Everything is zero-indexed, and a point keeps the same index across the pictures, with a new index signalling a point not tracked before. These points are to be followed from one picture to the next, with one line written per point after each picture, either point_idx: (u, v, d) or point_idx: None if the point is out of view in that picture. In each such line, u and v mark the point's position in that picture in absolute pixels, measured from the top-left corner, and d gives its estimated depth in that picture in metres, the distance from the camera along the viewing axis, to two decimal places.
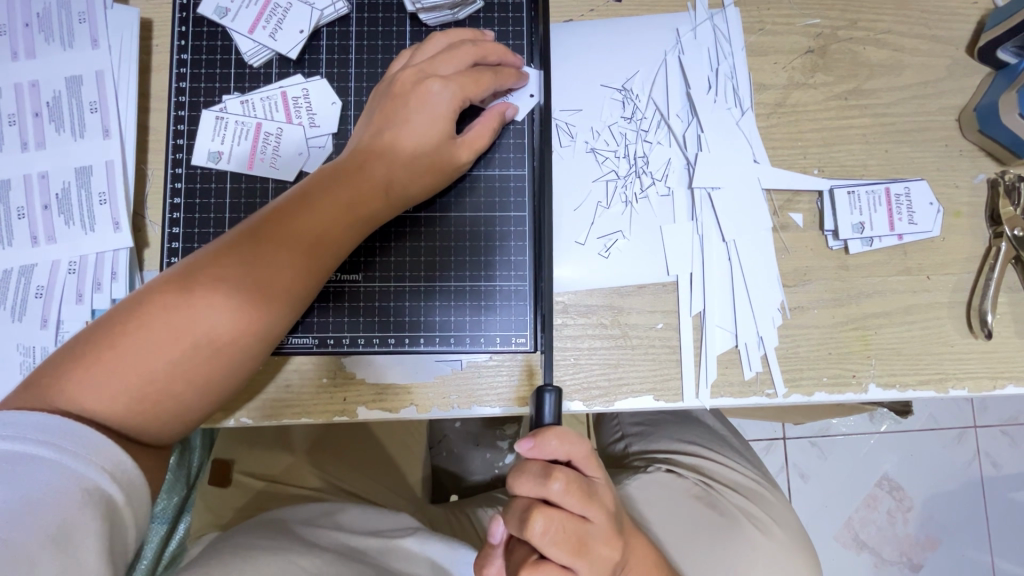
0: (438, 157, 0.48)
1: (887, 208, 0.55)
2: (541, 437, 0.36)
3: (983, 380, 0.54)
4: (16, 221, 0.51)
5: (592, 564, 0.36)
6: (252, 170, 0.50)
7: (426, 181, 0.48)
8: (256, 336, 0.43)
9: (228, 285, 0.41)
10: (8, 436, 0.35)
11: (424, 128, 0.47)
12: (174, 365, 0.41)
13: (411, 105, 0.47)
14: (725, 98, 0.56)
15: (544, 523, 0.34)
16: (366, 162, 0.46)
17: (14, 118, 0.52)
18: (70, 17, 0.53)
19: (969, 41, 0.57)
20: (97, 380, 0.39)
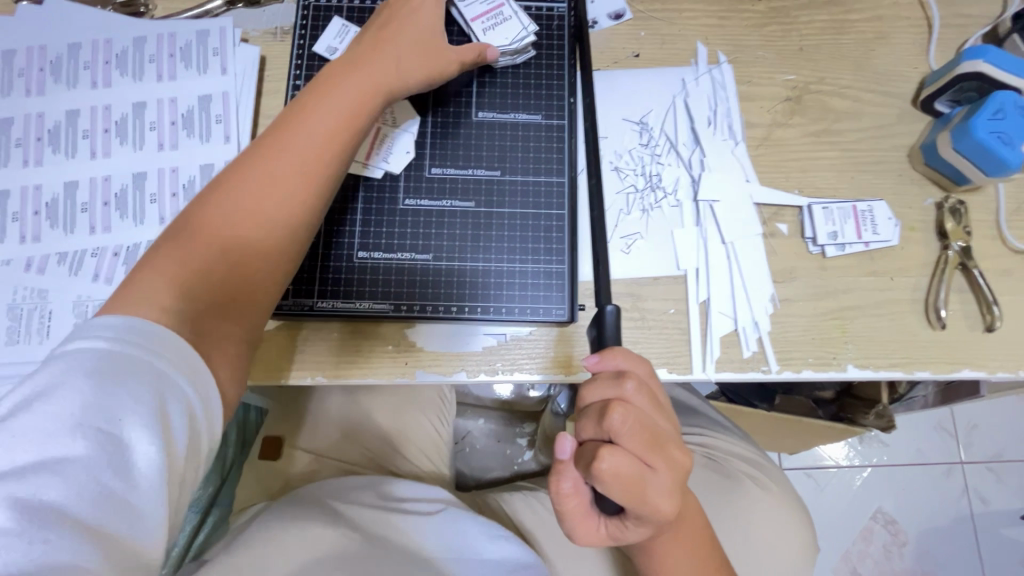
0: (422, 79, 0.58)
1: (855, 221, 0.67)
2: (608, 352, 0.41)
3: (943, 365, 0.65)
4: (148, 204, 0.62)
5: (666, 462, 0.39)
6: (370, 160, 0.63)
7: (414, 85, 0.57)
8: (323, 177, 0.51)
9: (262, 200, 0.48)
10: (107, 335, 0.39)
11: (406, 53, 0.57)
12: (228, 261, 0.47)
13: (385, 64, 0.55)
14: (722, 132, 0.70)
15: (622, 409, 0.38)
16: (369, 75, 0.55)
17: (154, 125, 0.65)
18: (206, 51, 0.67)
19: (912, 95, 0.72)
20: (176, 260, 0.45)
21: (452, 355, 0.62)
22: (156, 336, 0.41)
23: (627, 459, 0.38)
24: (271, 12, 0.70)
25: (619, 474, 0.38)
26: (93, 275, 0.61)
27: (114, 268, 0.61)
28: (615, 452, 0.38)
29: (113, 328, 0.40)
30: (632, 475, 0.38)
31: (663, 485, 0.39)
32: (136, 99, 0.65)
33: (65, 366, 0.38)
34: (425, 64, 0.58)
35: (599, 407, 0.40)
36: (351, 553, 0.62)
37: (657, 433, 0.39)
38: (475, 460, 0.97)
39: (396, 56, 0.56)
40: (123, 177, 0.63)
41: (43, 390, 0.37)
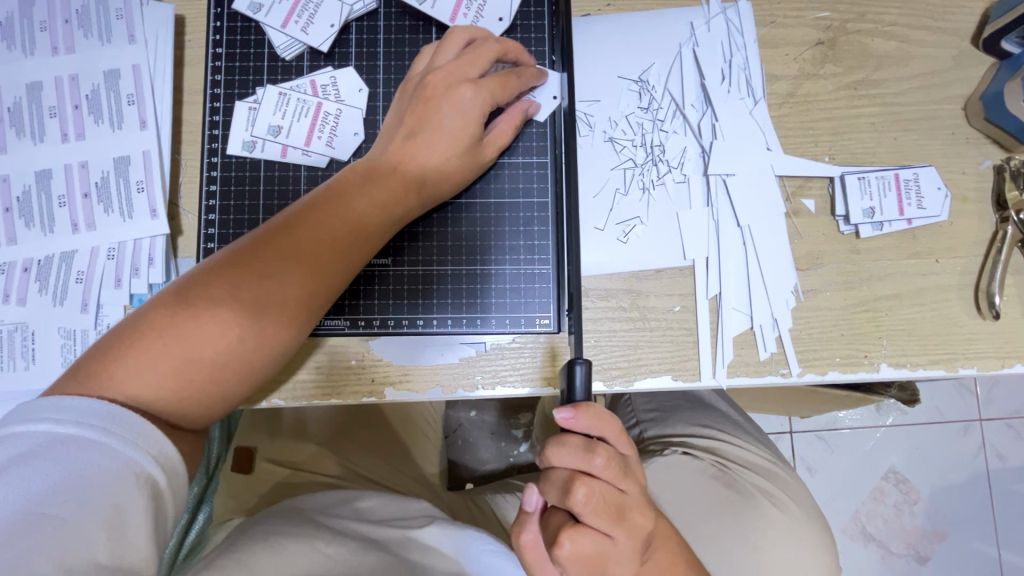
0: (466, 160, 0.49)
1: (896, 193, 0.56)
2: (583, 411, 0.36)
3: (992, 360, 0.56)
4: (57, 209, 0.53)
5: (629, 532, 0.36)
6: (309, 147, 0.52)
7: (454, 182, 0.50)
8: (324, 284, 0.46)
9: (239, 306, 0.43)
10: (65, 419, 0.37)
11: (452, 131, 0.48)
12: (209, 370, 0.42)
13: (427, 137, 0.48)
14: (738, 88, 0.58)
15: (586, 488, 0.35)
16: (401, 164, 0.48)
17: (55, 111, 0.54)
18: (108, 14, 0.55)
19: (974, 32, 0.59)
20: (146, 366, 0.41)
21: (427, 370, 0.54)
22: (127, 424, 0.38)
23: (586, 536, 0.35)
24: None
25: (580, 554, 0.35)
26: (3, 296, 0.52)
27: (26, 287, 0.52)
28: (575, 534, 0.35)
29: (86, 411, 0.38)
30: (592, 554, 0.35)
31: (626, 557, 0.36)
32: (30, 79, 0.54)
33: (9, 451, 0.35)
34: (471, 151, 0.49)
35: (562, 478, 0.36)
36: (345, 564, 0.56)
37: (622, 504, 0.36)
38: (469, 453, 0.91)
39: (447, 129, 0.48)
40: (24, 176, 0.53)
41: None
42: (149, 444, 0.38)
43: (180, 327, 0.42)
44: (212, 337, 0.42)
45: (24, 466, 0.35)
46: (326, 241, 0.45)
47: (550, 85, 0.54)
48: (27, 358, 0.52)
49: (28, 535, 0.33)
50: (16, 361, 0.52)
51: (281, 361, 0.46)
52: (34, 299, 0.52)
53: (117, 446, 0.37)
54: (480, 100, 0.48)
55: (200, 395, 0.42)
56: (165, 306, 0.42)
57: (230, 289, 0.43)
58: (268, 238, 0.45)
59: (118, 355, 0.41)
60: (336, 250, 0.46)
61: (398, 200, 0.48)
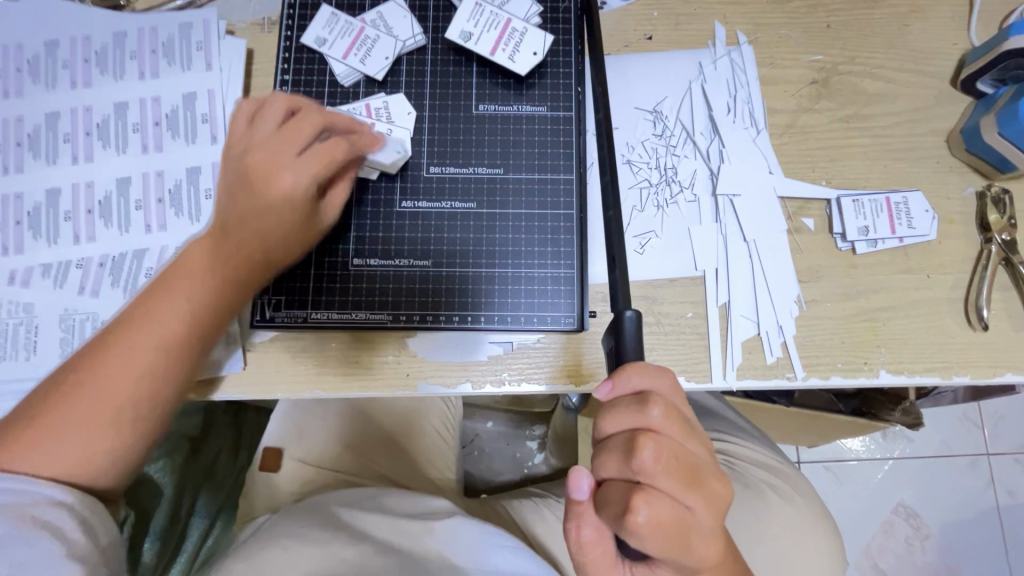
0: (308, 227, 0.52)
1: (889, 214, 0.62)
2: (622, 373, 0.39)
3: (984, 369, 0.60)
4: (134, 212, 0.59)
5: (706, 497, 0.36)
6: None
7: (299, 242, 0.52)
8: (189, 334, 0.48)
9: (140, 366, 0.46)
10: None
11: (285, 209, 0.49)
12: (138, 409, 0.47)
13: (242, 207, 0.49)
14: (742, 120, 0.65)
15: (655, 444, 0.35)
16: (231, 233, 0.49)
17: (137, 126, 0.61)
18: (189, 45, 0.63)
19: (952, 74, 0.66)
20: (53, 438, 0.44)
21: (456, 365, 0.58)
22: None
23: (660, 499, 0.35)
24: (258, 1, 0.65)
25: (658, 520, 0.35)
26: (78, 287, 0.58)
27: (100, 280, 0.58)
28: (650, 498, 0.35)
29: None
30: (672, 519, 0.35)
31: (705, 522, 0.36)
32: (118, 99, 0.62)
33: None
34: (308, 221, 0.51)
35: (624, 442, 0.37)
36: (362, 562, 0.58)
37: (694, 464, 0.37)
38: (484, 464, 0.94)
39: (269, 206, 0.48)
40: (106, 182, 0.60)
41: None
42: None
43: (84, 394, 0.45)
44: (113, 407, 0.46)
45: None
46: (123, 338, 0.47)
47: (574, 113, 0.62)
48: None
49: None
50: None
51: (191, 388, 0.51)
52: (107, 291, 0.58)
53: None
54: (298, 177, 0.48)
55: (130, 435, 0.47)
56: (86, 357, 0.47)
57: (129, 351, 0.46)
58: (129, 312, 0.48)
59: (30, 423, 0.45)
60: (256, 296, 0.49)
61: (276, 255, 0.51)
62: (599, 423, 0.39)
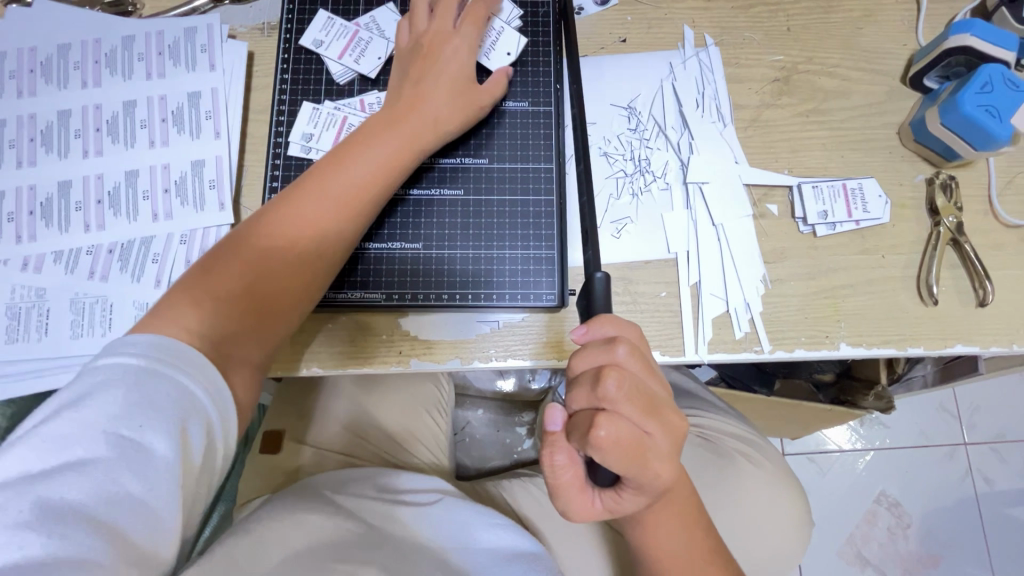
0: (469, 104, 0.61)
1: (845, 200, 0.67)
2: (594, 322, 0.44)
3: (936, 341, 0.65)
4: (141, 202, 0.63)
5: (661, 424, 0.42)
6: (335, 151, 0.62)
7: (460, 121, 0.60)
8: (356, 214, 0.56)
9: (255, 251, 0.52)
10: (137, 354, 0.43)
11: (453, 75, 0.60)
12: (250, 285, 0.51)
13: (418, 116, 0.58)
14: (710, 115, 0.70)
15: (618, 376, 0.41)
16: (412, 116, 0.58)
17: (145, 123, 0.65)
18: (194, 48, 0.67)
19: (902, 72, 0.72)
20: (195, 309, 0.48)
21: (447, 344, 0.62)
22: (189, 363, 0.45)
23: (622, 422, 0.41)
24: (258, 8, 0.70)
25: (617, 437, 0.40)
26: (88, 273, 0.61)
27: (110, 265, 0.62)
28: (612, 419, 0.40)
29: (146, 347, 0.44)
30: (631, 440, 0.41)
31: (661, 446, 0.42)
32: (126, 98, 0.66)
33: (98, 377, 0.42)
34: (468, 88, 0.61)
35: (592, 374, 0.42)
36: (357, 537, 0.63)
37: (653, 393, 0.42)
38: (475, 450, 0.97)
39: (442, 71, 0.60)
40: (115, 174, 0.64)
41: (84, 394, 0.41)
42: (200, 377, 0.45)
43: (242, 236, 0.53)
44: (255, 254, 0.52)
45: (112, 385, 0.41)
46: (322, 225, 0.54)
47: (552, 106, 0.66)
48: (106, 326, 0.60)
49: (111, 448, 0.39)
50: (96, 329, 0.60)
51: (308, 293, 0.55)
52: (115, 276, 0.61)
53: (180, 379, 0.43)
54: (461, 45, 0.61)
55: (249, 319, 0.51)
56: (288, 226, 0.53)
57: (281, 231, 0.53)
58: (298, 195, 0.54)
59: (170, 301, 0.49)
60: (341, 185, 0.55)
61: (441, 132, 0.59)
62: (572, 363, 0.44)
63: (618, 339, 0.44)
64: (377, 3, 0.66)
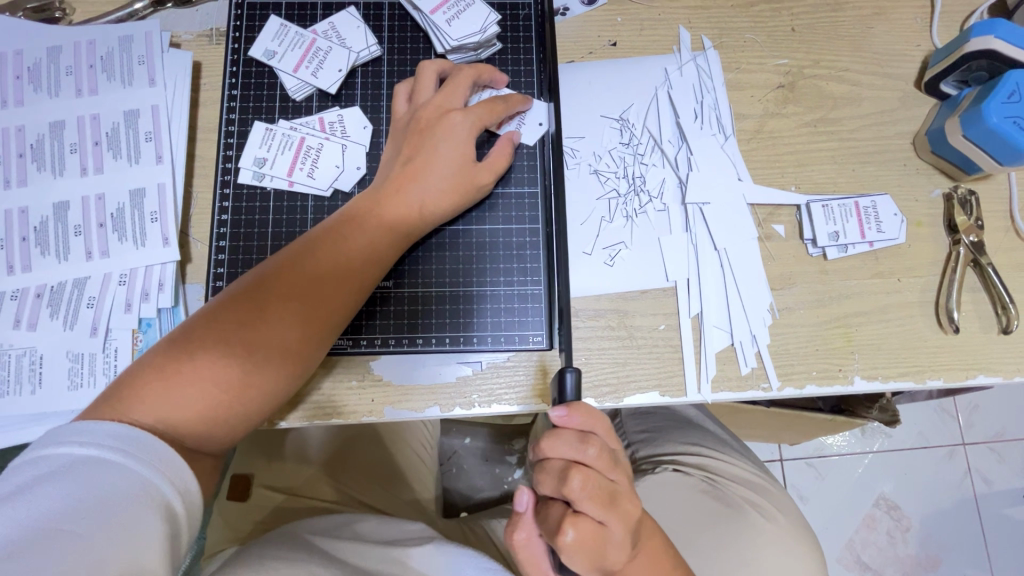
0: (466, 183, 0.53)
1: (858, 219, 0.61)
2: (573, 407, 0.41)
3: (957, 371, 0.60)
4: (73, 238, 0.56)
5: (623, 519, 0.40)
6: (291, 177, 0.55)
7: (455, 201, 0.53)
8: (342, 299, 0.49)
9: (229, 337, 0.45)
10: (84, 441, 0.39)
11: (452, 160, 0.52)
12: (221, 382, 0.44)
13: (415, 184, 0.52)
14: (710, 126, 0.64)
15: (581, 476, 0.39)
16: (405, 188, 0.51)
17: (75, 147, 0.58)
18: (130, 60, 0.60)
19: (916, 76, 0.66)
20: (161, 399, 0.43)
21: (426, 389, 0.56)
22: (157, 452, 0.40)
23: (585, 522, 0.39)
24: (205, 12, 0.62)
25: (581, 541, 0.39)
26: (14, 321, 0.54)
27: (38, 312, 0.54)
28: (577, 521, 0.39)
29: (108, 434, 0.39)
30: (592, 541, 0.39)
31: (622, 543, 0.40)
32: (54, 118, 0.58)
33: (36, 472, 0.37)
34: (467, 171, 0.53)
35: (559, 467, 0.40)
36: None
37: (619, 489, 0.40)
38: (464, 480, 0.92)
39: (444, 146, 0.52)
40: (42, 207, 0.56)
41: (19, 489, 0.36)
42: (162, 463, 0.40)
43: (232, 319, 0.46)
44: (245, 338, 0.46)
45: (54, 479, 0.36)
46: (327, 313, 0.49)
47: (536, 116, 0.59)
48: (35, 382, 0.53)
49: (47, 553, 0.34)
50: (23, 386, 0.53)
51: (283, 393, 0.48)
52: (45, 324, 0.54)
53: (132, 466, 0.39)
54: (468, 115, 0.53)
55: (217, 420, 0.45)
56: (269, 306, 0.47)
57: (263, 313, 0.47)
58: (281, 272, 0.48)
59: (134, 386, 0.43)
60: (330, 269, 0.49)
61: (438, 207, 0.52)
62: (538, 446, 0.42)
63: (590, 432, 0.41)
64: (337, 7, 0.59)
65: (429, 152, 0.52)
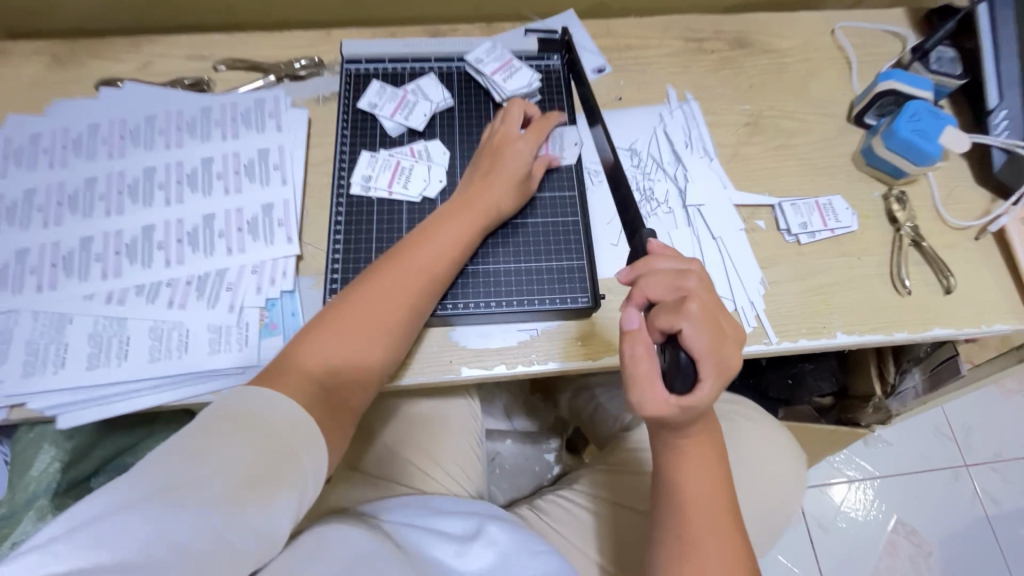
0: (520, 194, 0.71)
1: (819, 213, 0.79)
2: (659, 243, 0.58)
3: (916, 326, 0.75)
4: (217, 239, 0.72)
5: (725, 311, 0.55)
6: (391, 188, 0.73)
7: (513, 207, 0.71)
8: (437, 280, 0.64)
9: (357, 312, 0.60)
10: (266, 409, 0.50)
11: (510, 178, 0.70)
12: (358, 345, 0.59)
13: (484, 196, 0.68)
14: (698, 152, 0.84)
15: (693, 274, 0.54)
16: (478, 199, 0.68)
17: (221, 175, 0.75)
18: (263, 115, 0.80)
19: (846, 113, 0.88)
20: (316, 361, 0.56)
21: (494, 351, 0.70)
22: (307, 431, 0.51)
23: (703, 307, 0.53)
24: (315, 83, 0.84)
25: (704, 318, 0.52)
26: (168, 302, 0.68)
27: (188, 295, 0.69)
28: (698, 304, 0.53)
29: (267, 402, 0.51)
30: (712, 320, 0.52)
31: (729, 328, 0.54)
32: (204, 156, 0.77)
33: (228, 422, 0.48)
34: (522, 185, 0.71)
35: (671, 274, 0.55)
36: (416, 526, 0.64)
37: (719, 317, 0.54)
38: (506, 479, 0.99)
39: (503, 169, 0.70)
40: (193, 218, 0.73)
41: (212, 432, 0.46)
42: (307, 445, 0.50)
43: (359, 294, 0.61)
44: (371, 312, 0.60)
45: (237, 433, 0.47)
46: (428, 290, 0.64)
47: (570, 140, 0.78)
48: (183, 348, 0.66)
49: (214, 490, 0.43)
50: (174, 351, 0.66)
51: (399, 351, 0.62)
52: (193, 304, 0.68)
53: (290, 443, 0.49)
54: (517, 146, 0.71)
55: (358, 373, 0.59)
56: (385, 289, 0.62)
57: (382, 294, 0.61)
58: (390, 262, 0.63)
59: (289, 354, 0.57)
60: (427, 258, 0.64)
61: (502, 211, 0.70)
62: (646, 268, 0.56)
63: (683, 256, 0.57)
64: (419, 74, 0.80)
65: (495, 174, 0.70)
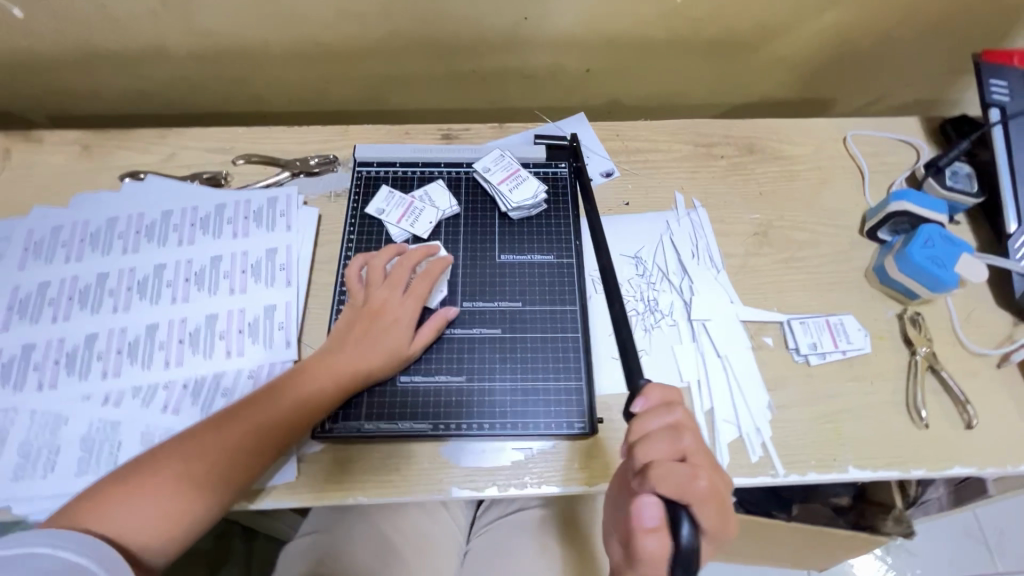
0: (394, 354, 0.68)
1: (830, 333, 0.77)
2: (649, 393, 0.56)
3: (935, 463, 0.70)
4: (217, 342, 0.72)
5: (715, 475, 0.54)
6: None
7: (386, 366, 0.67)
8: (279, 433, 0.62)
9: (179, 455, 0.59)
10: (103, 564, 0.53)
11: (384, 334, 0.68)
12: (163, 492, 0.57)
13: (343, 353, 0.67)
14: (705, 262, 0.83)
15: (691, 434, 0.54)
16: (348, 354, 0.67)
17: (228, 274, 0.77)
18: (274, 213, 0.82)
19: (858, 225, 0.87)
20: (117, 507, 0.55)
21: (485, 471, 0.66)
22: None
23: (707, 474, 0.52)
24: (327, 179, 0.86)
25: (714, 489, 0.51)
26: (163, 407, 0.68)
27: (182, 400, 0.68)
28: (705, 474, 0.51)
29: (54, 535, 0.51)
30: (717, 490, 0.52)
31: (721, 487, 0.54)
32: (213, 254, 0.78)
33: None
34: (398, 346, 0.68)
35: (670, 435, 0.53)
36: None
37: (722, 500, 0.51)
38: None
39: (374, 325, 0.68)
40: (197, 318, 0.73)
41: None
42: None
43: (213, 439, 0.60)
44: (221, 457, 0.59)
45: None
46: (266, 442, 0.62)
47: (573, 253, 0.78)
48: None
49: None
50: None
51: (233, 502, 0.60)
52: (187, 409, 0.68)
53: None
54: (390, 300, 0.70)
55: (166, 525, 0.56)
56: (220, 435, 0.60)
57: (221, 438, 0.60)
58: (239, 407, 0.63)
59: (148, 490, 0.57)
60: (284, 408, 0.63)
61: (372, 372, 0.67)
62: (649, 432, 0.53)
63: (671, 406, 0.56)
64: (429, 179, 0.83)
65: (367, 335, 0.68)
